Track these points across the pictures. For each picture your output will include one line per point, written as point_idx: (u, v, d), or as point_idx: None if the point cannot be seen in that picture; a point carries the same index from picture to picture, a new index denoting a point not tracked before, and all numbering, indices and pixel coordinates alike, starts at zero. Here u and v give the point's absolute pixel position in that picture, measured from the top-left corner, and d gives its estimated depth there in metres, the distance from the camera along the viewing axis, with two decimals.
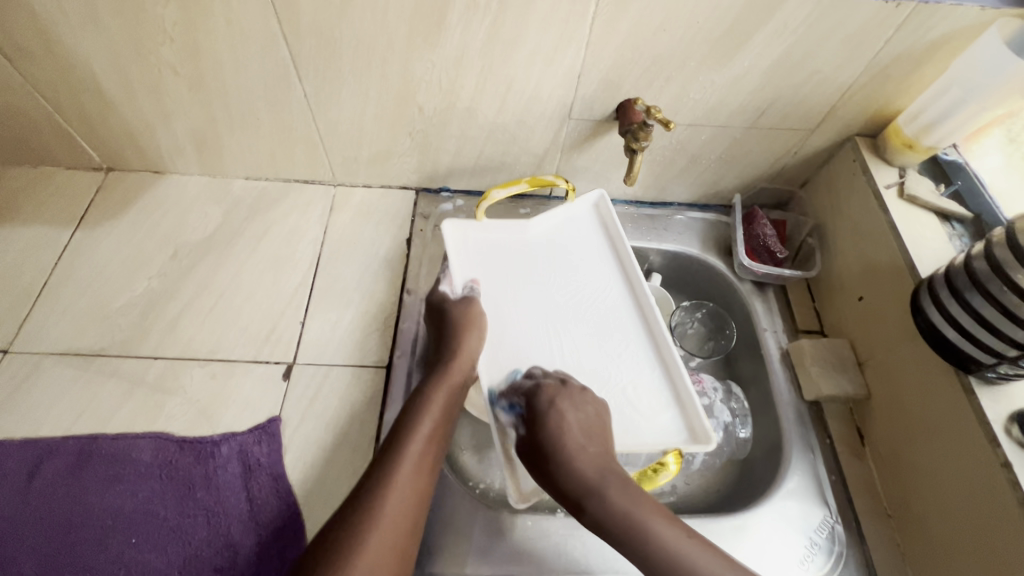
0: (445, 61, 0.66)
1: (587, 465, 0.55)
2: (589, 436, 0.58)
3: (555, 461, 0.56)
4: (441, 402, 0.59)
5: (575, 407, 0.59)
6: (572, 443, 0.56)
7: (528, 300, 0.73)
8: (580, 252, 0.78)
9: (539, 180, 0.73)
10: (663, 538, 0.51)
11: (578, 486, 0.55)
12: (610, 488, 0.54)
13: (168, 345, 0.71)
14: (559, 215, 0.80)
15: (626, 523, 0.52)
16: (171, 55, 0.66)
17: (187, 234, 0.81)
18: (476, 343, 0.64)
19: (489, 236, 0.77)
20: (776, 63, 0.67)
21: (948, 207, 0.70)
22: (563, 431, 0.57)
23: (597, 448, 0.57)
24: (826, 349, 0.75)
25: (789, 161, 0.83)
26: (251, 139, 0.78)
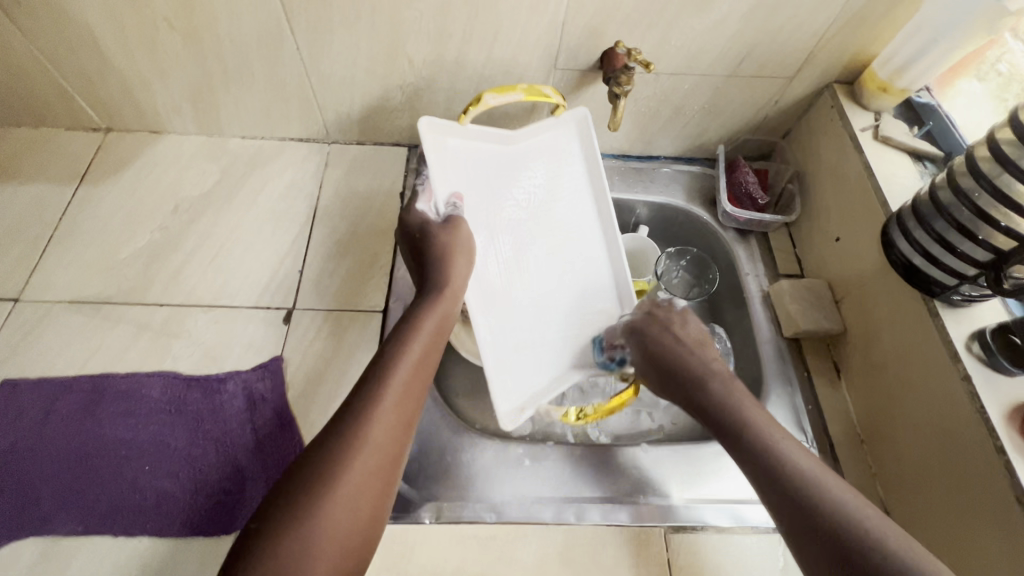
0: (432, 10, 0.68)
1: (697, 358, 0.59)
2: (699, 344, 0.61)
3: (663, 359, 0.61)
4: (429, 330, 0.59)
5: (671, 326, 0.64)
6: (679, 348, 0.61)
7: (501, 226, 0.75)
8: (556, 178, 0.79)
9: (534, 91, 0.70)
10: (753, 419, 0.52)
11: (681, 379, 0.59)
12: (714, 381, 0.56)
13: (172, 292, 0.74)
14: (529, 138, 0.78)
15: (722, 405, 0.54)
16: (166, 7, 0.68)
17: (187, 190, 0.83)
18: (465, 269, 0.64)
19: (470, 145, 0.73)
20: (753, 7, 0.69)
21: (920, 147, 0.73)
22: (671, 346, 0.62)
23: (701, 353, 0.60)
24: (805, 289, 0.78)
25: (770, 111, 0.86)
26: (247, 94, 0.81)
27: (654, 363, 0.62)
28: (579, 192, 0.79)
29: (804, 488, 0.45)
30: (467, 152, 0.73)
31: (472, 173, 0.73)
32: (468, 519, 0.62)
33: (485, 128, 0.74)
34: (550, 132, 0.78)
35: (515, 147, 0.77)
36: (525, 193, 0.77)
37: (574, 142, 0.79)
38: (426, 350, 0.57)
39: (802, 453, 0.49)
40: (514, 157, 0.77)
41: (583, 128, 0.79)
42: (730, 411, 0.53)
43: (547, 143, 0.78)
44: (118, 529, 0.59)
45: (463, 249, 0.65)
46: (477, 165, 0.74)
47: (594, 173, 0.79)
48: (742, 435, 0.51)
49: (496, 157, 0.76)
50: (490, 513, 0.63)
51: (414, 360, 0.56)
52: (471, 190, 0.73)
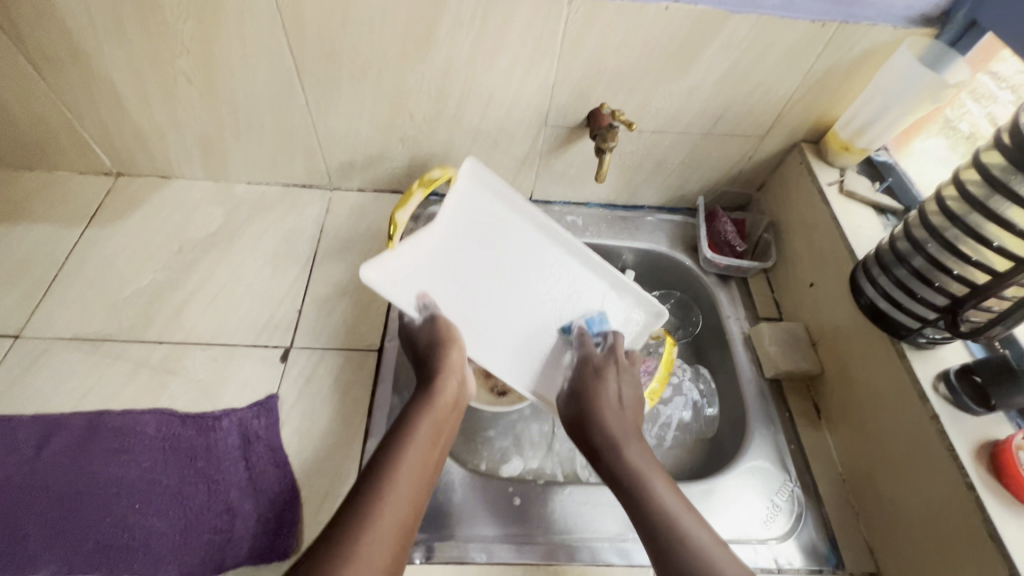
0: (433, 72, 0.74)
1: (609, 423, 0.62)
2: (631, 407, 0.65)
3: (598, 416, 0.63)
4: (436, 415, 0.59)
5: (619, 380, 0.68)
6: (609, 401, 0.65)
7: (477, 297, 0.72)
8: (501, 224, 0.76)
9: (430, 180, 0.71)
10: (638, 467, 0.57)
11: (596, 445, 0.61)
12: (627, 446, 0.60)
13: (172, 330, 0.76)
14: (454, 206, 0.73)
15: (609, 447, 0.60)
16: (186, 65, 0.73)
17: (193, 232, 0.87)
18: (461, 354, 0.66)
19: (400, 257, 0.68)
20: (725, 75, 0.76)
21: (882, 201, 0.79)
22: (609, 393, 0.66)
23: (629, 417, 0.64)
24: (783, 331, 0.82)
25: (745, 166, 0.93)
26: (256, 144, 0.86)
27: (584, 404, 0.65)
28: (516, 225, 0.76)
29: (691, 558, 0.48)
30: (406, 261, 0.68)
31: (418, 281, 0.69)
32: (456, 560, 0.62)
33: (408, 238, 0.69)
34: (475, 196, 0.75)
35: (445, 222, 0.72)
36: (472, 255, 0.73)
37: (484, 189, 0.75)
38: (435, 434, 0.58)
39: (701, 525, 0.51)
40: (456, 229, 0.73)
41: (480, 174, 0.74)
42: (632, 475, 0.57)
43: (463, 203, 0.74)
44: (104, 569, 0.58)
45: (455, 335, 0.67)
46: (424, 267, 0.70)
47: (516, 200, 0.75)
48: (642, 504, 0.53)
49: (430, 251, 0.71)
50: (480, 553, 0.63)
51: (426, 441, 0.56)
52: (437, 288, 0.70)
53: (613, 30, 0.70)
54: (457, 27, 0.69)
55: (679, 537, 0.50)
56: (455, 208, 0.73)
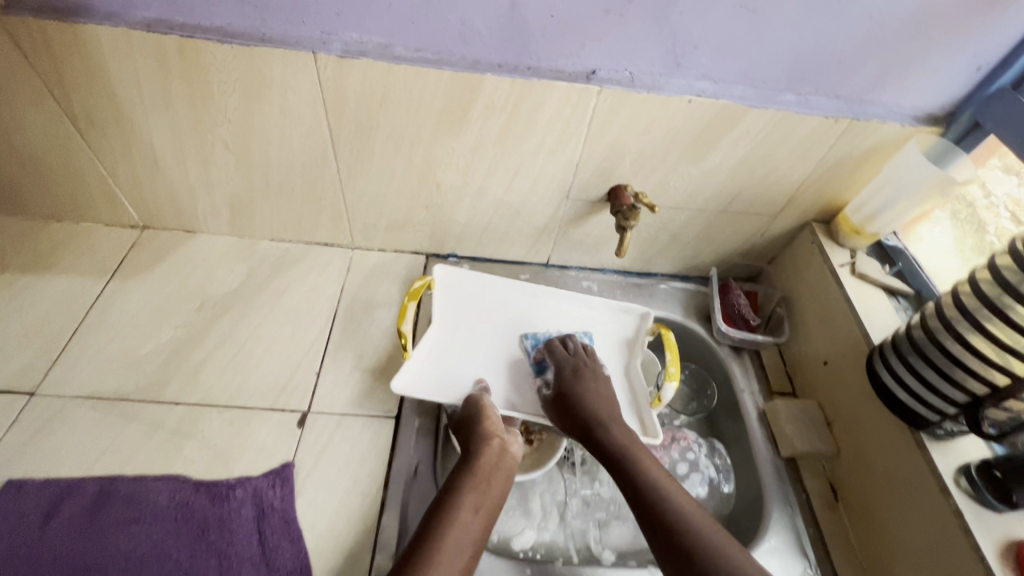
0: (462, 148, 0.77)
1: (596, 406, 0.74)
2: (610, 401, 0.76)
3: (582, 405, 0.74)
4: (479, 488, 0.66)
5: (596, 378, 0.78)
6: (590, 395, 0.75)
7: (510, 365, 0.83)
8: (478, 302, 0.88)
9: (415, 291, 0.81)
10: (649, 471, 0.67)
11: (586, 422, 0.73)
12: (610, 426, 0.72)
13: (190, 391, 0.75)
14: (441, 308, 0.86)
15: (625, 451, 0.69)
16: (226, 133, 0.76)
17: (215, 288, 0.88)
18: (495, 427, 0.71)
19: (433, 360, 0.80)
20: (741, 160, 0.80)
21: (893, 285, 0.81)
22: (586, 387, 0.76)
23: (608, 408, 0.75)
24: (798, 409, 0.82)
25: (757, 241, 0.95)
26: (284, 205, 0.88)
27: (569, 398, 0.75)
28: (495, 302, 0.89)
29: (673, 511, 0.62)
30: (424, 365, 0.79)
31: (455, 372, 0.80)
32: None
33: (421, 346, 0.81)
34: (451, 293, 0.88)
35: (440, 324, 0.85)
36: (480, 333, 0.85)
37: (454, 286, 0.89)
38: (481, 503, 0.64)
39: (676, 485, 0.66)
40: (454, 325, 0.85)
41: (447, 274, 0.89)
42: (620, 450, 0.70)
43: (446, 304, 0.87)
44: None
45: (490, 413, 0.73)
46: (455, 360, 0.81)
47: (484, 284, 0.90)
48: (634, 475, 0.66)
49: (450, 349, 0.83)
50: None
51: (466, 515, 0.63)
52: (481, 368, 0.81)
53: (638, 117, 0.73)
54: (490, 110, 0.72)
55: (664, 495, 0.64)
56: (446, 310, 0.86)
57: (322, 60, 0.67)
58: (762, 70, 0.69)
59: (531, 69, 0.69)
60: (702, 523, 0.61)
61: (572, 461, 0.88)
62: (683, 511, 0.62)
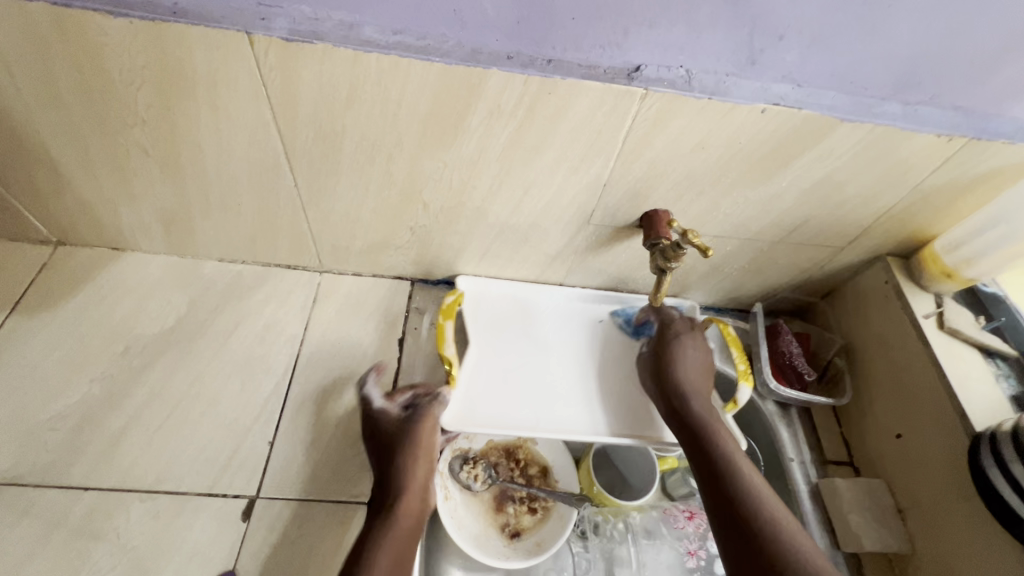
0: (457, 161, 0.59)
1: (685, 376, 0.68)
2: (705, 374, 0.69)
3: (674, 371, 0.69)
4: (398, 533, 0.56)
5: (695, 347, 0.71)
6: (684, 362, 0.69)
7: (565, 378, 0.74)
8: (511, 313, 0.78)
9: (449, 309, 0.73)
10: (734, 453, 0.60)
11: (671, 391, 0.67)
12: (696, 399, 0.66)
13: (104, 472, 0.59)
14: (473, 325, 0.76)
15: (705, 427, 0.63)
16: (143, 136, 0.57)
17: (144, 326, 0.70)
18: (427, 444, 0.62)
19: (480, 386, 0.71)
20: (815, 185, 0.62)
21: (991, 344, 0.67)
22: (684, 353, 0.70)
23: (702, 381, 0.69)
24: (863, 492, 0.67)
25: (816, 274, 0.78)
26: (231, 222, 0.69)
27: (660, 364, 0.70)
28: (529, 309, 0.79)
29: (751, 503, 0.55)
30: (471, 392, 0.70)
31: (508, 395, 0.71)
32: None
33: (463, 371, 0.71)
34: (479, 306, 0.77)
35: (479, 344, 0.74)
36: (523, 345, 0.76)
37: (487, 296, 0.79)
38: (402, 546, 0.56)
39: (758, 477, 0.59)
40: (494, 342, 0.75)
41: (474, 283, 0.79)
42: (704, 425, 0.64)
43: (482, 318, 0.77)
44: None
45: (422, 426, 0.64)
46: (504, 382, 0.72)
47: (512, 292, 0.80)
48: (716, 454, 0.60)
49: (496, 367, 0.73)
50: None
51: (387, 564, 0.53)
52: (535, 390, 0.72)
53: (690, 131, 0.55)
54: (494, 115, 0.54)
55: (745, 482, 0.57)
56: (483, 326, 0.76)
57: (261, 44, 0.48)
58: (865, 71, 0.51)
59: (553, 63, 0.50)
60: (784, 524, 0.53)
61: (582, 529, 0.74)
62: (760, 506, 0.55)
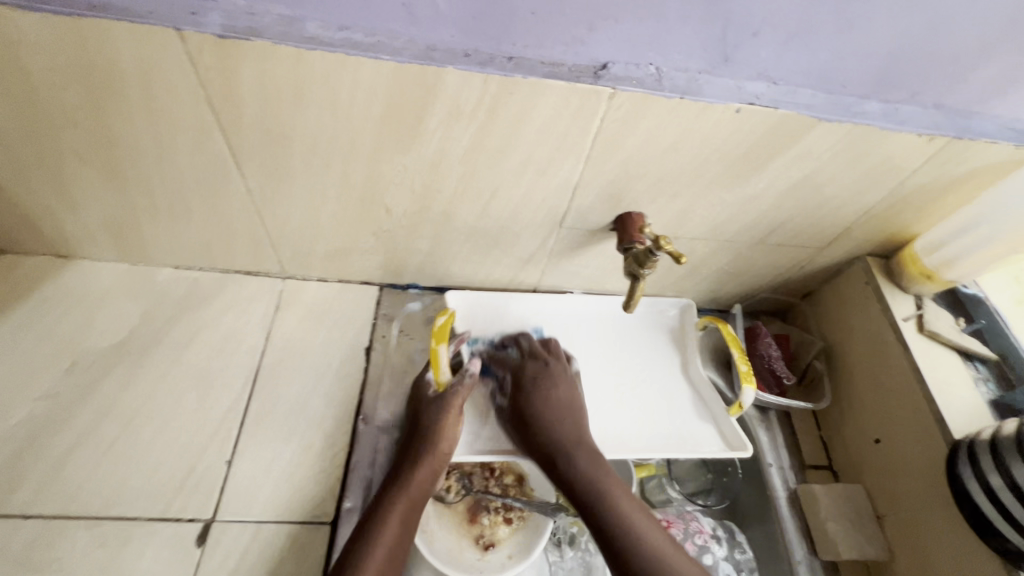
0: (418, 165, 0.56)
1: (562, 425, 0.63)
2: (574, 414, 0.64)
3: (544, 418, 0.63)
4: (398, 520, 0.56)
5: (557, 384, 0.66)
6: (547, 412, 0.63)
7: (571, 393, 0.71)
8: (505, 323, 0.75)
9: (443, 330, 0.67)
10: (630, 514, 0.56)
11: (550, 448, 0.61)
12: (576, 452, 0.61)
13: (48, 498, 0.56)
14: (467, 336, 0.73)
15: (593, 487, 0.58)
16: (75, 139, 0.53)
17: (93, 340, 0.66)
18: (450, 435, 0.62)
19: (480, 405, 0.69)
20: (793, 186, 0.60)
21: (972, 347, 0.66)
22: (553, 398, 0.65)
23: (572, 423, 0.63)
24: (841, 498, 0.66)
25: (796, 275, 0.76)
26: (182, 229, 0.65)
27: (525, 415, 0.64)
28: (524, 320, 0.76)
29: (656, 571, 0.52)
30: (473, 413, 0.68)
31: (510, 413, 0.69)
32: None
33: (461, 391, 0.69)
34: (473, 315, 0.75)
35: (476, 361, 0.72)
36: None
37: (479, 308, 0.75)
38: (400, 536, 0.55)
39: (659, 532, 0.55)
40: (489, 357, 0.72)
41: (464, 295, 0.75)
42: (590, 487, 0.58)
43: (476, 332, 0.74)
44: None
45: (453, 414, 0.63)
46: (504, 399, 0.70)
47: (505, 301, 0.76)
48: (607, 520, 0.55)
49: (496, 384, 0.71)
50: None
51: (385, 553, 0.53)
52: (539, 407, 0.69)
53: (663, 131, 0.52)
54: (455, 116, 0.50)
55: (645, 545, 0.53)
56: (479, 341, 0.73)
57: (193, 41, 0.44)
58: (844, 68, 0.48)
59: (513, 60, 0.46)
60: None
61: (559, 538, 0.72)
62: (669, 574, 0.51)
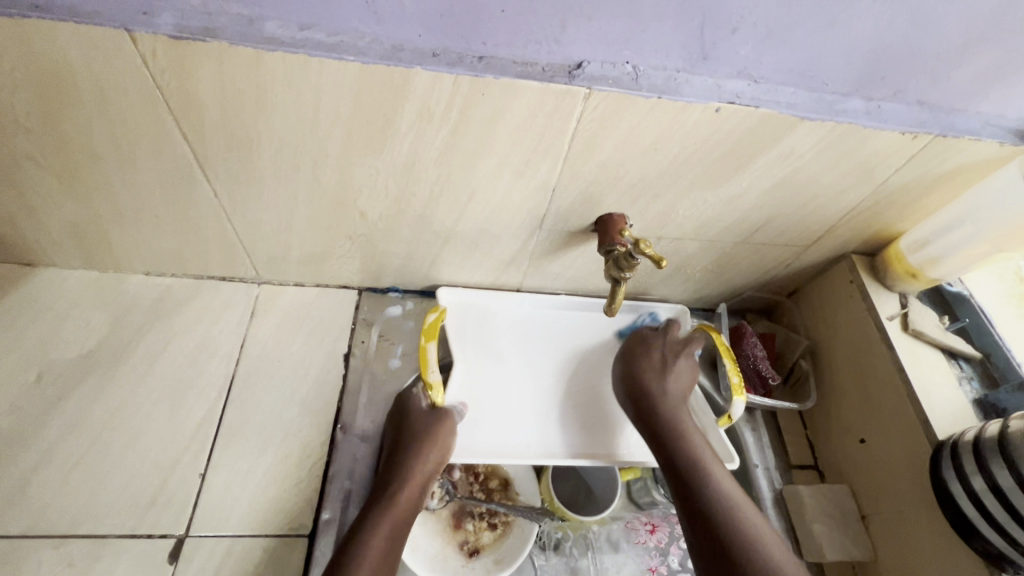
0: (391, 167, 0.54)
1: (657, 376, 0.67)
2: (676, 372, 0.68)
3: (640, 371, 0.68)
4: (382, 544, 0.53)
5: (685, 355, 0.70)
6: (652, 365, 0.68)
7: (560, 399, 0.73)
8: (494, 326, 0.75)
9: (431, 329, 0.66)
10: (699, 450, 0.59)
11: (640, 394, 0.65)
12: (669, 399, 0.65)
13: (12, 517, 0.54)
14: (457, 338, 0.73)
15: (671, 426, 0.62)
16: (30, 145, 0.50)
17: (59, 351, 0.64)
18: (431, 465, 0.60)
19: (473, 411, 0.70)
20: (776, 185, 0.58)
21: (957, 346, 0.65)
22: (675, 359, 0.69)
23: (679, 380, 0.67)
24: (826, 499, 0.66)
25: (781, 273, 0.75)
26: (152, 235, 0.63)
27: (631, 370, 0.68)
28: (513, 322, 0.76)
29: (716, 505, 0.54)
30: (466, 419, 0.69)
31: (502, 418, 0.70)
32: None
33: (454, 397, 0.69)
34: (462, 317, 0.74)
35: (467, 365, 0.72)
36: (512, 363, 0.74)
37: (470, 310, 0.75)
38: (382, 559, 0.53)
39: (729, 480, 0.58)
40: (480, 361, 0.73)
41: (455, 296, 0.74)
42: (670, 426, 0.62)
43: (467, 335, 0.74)
44: None
45: (438, 442, 0.62)
46: (496, 404, 0.71)
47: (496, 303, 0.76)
48: (680, 454, 0.59)
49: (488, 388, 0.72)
50: None
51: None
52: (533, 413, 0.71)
53: (641, 131, 0.51)
54: (425, 118, 0.49)
55: (711, 482, 0.56)
56: (470, 344, 0.73)
57: (144, 43, 0.42)
58: (825, 64, 0.47)
59: (484, 60, 0.45)
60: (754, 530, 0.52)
61: (544, 542, 0.70)
62: (729, 509, 0.54)
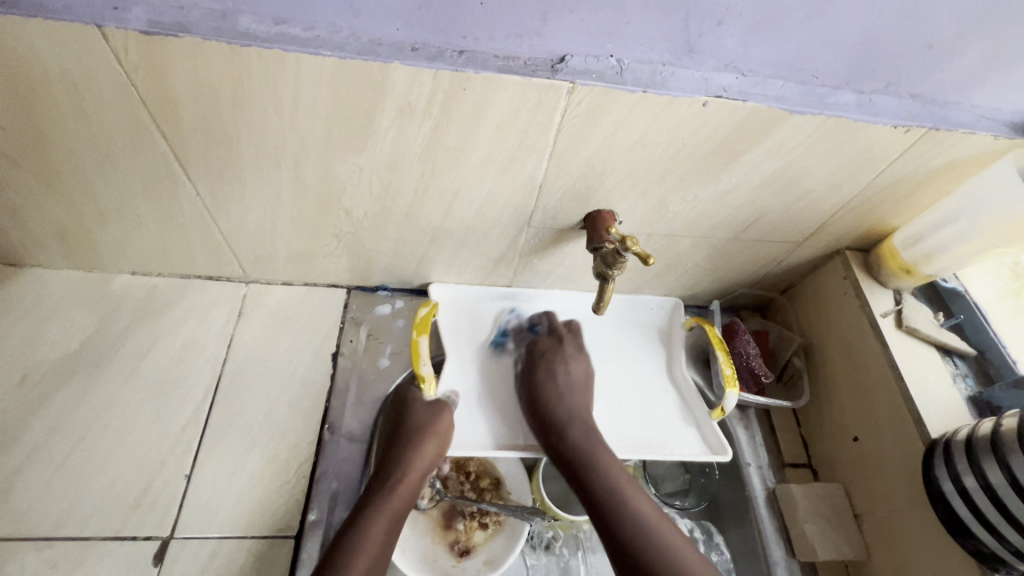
0: (374, 165, 0.53)
1: (551, 377, 0.67)
2: (570, 373, 0.68)
3: (534, 374, 0.68)
4: (377, 536, 0.53)
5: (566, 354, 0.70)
6: (541, 366, 0.68)
7: None
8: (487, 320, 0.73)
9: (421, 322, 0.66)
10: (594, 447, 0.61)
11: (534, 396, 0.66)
12: (565, 398, 0.66)
13: None
14: (450, 334, 0.71)
15: (560, 425, 0.63)
16: (6, 143, 0.50)
17: (44, 352, 0.64)
18: (427, 458, 0.60)
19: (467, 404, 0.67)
20: (767, 180, 0.58)
21: (951, 342, 0.64)
22: (569, 358, 0.70)
23: (574, 380, 0.68)
24: (819, 498, 0.65)
25: (775, 270, 0.74)
26: (135, 234, 0.63)
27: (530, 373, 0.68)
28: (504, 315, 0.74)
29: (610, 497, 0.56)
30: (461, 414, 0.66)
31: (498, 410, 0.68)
32: None
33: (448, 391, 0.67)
34: (456, 313, 0.73)
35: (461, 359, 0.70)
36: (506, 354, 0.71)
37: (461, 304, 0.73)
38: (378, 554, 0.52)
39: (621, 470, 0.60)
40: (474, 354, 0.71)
41: (448, 292, 0.73)
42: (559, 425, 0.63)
43: (459, 330, 0.72)
44: None
45: (434, 434, 0.61)
46: (491, 396, 0.68)
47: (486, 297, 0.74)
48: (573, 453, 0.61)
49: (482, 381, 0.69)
50: None
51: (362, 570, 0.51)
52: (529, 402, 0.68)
53: (627, 126, 0.50)
54: (406, 114, 0.48)
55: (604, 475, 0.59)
56: (462, 338, 0.71)
57: (116, 39, 0.41)
58: (813, 56, 0.46)
59: (464, 54, 0.44)
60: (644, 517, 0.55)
61: (535, 542, 0.70)
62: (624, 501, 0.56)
